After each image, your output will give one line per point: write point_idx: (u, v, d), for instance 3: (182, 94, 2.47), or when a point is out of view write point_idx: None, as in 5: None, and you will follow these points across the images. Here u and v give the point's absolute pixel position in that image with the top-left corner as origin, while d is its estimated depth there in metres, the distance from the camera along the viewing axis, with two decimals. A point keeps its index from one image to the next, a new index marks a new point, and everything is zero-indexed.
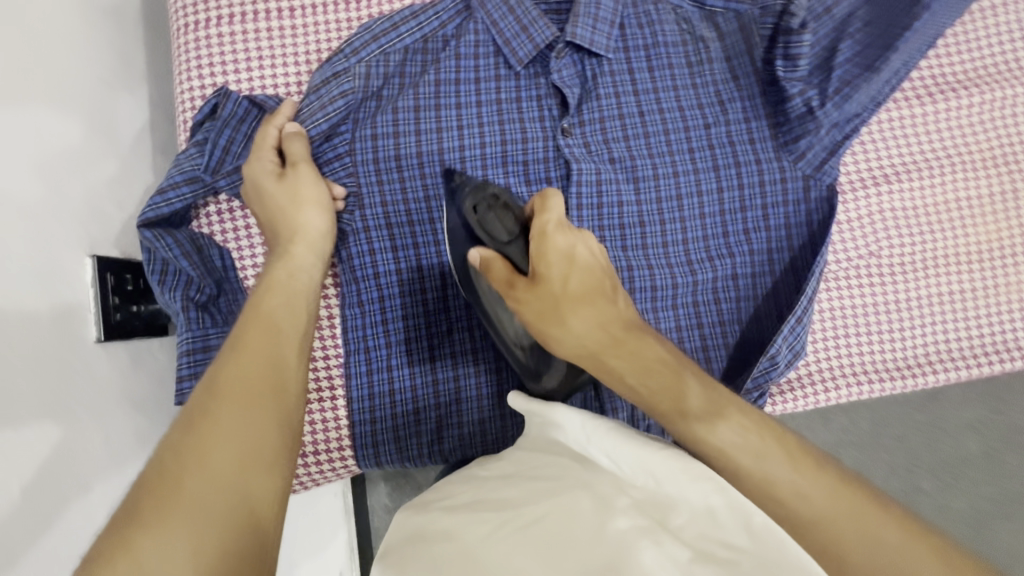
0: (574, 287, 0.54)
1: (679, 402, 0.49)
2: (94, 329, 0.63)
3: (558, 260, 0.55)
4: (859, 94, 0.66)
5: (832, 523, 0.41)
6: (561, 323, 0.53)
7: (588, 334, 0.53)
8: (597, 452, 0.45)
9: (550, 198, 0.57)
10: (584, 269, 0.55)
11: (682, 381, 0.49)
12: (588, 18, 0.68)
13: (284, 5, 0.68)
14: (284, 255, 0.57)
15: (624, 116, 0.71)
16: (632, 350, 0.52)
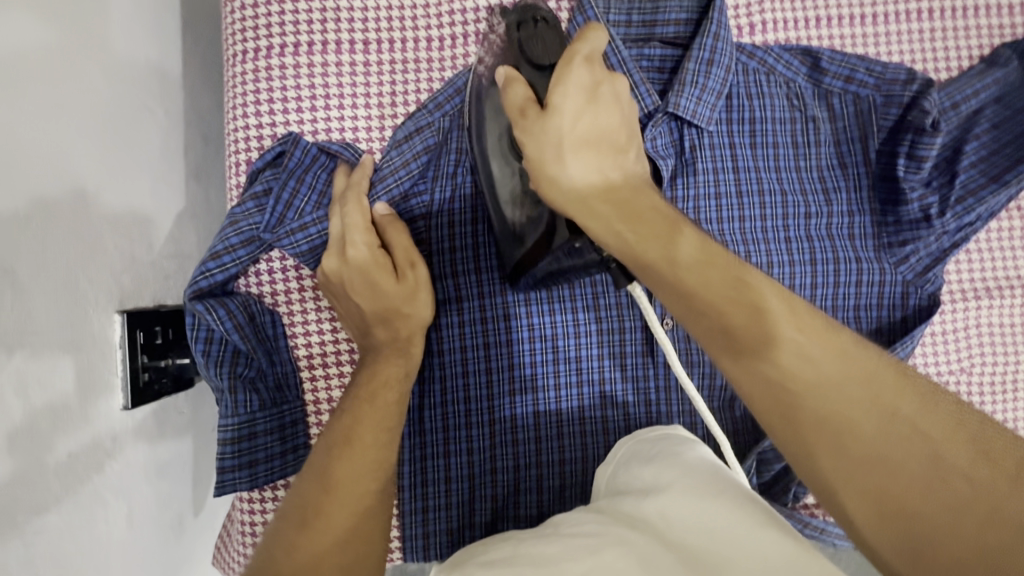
0: (581, 124, 0.47)
1: (669, 250, 0.41)
2: (121, 395, 0.57)
3: (576, 92, 0.47)
4: (982, 207, 0.61)
5: (844, 395, 0.35)
6: (558, 157, 0.46)
7: (589, 168, 0.46)
8: (648, 502, 0.43)
9: (592, 31, 0.48)
10: (604, 111, 0.48)
11: (678, 232, 0.43)
12: (694, 88, 0.61)
13: (357, 36, 0.59)
14: (403, 353, 0.53)
15: (720, 195, 0.65)
16: (626, 198, 0.45)
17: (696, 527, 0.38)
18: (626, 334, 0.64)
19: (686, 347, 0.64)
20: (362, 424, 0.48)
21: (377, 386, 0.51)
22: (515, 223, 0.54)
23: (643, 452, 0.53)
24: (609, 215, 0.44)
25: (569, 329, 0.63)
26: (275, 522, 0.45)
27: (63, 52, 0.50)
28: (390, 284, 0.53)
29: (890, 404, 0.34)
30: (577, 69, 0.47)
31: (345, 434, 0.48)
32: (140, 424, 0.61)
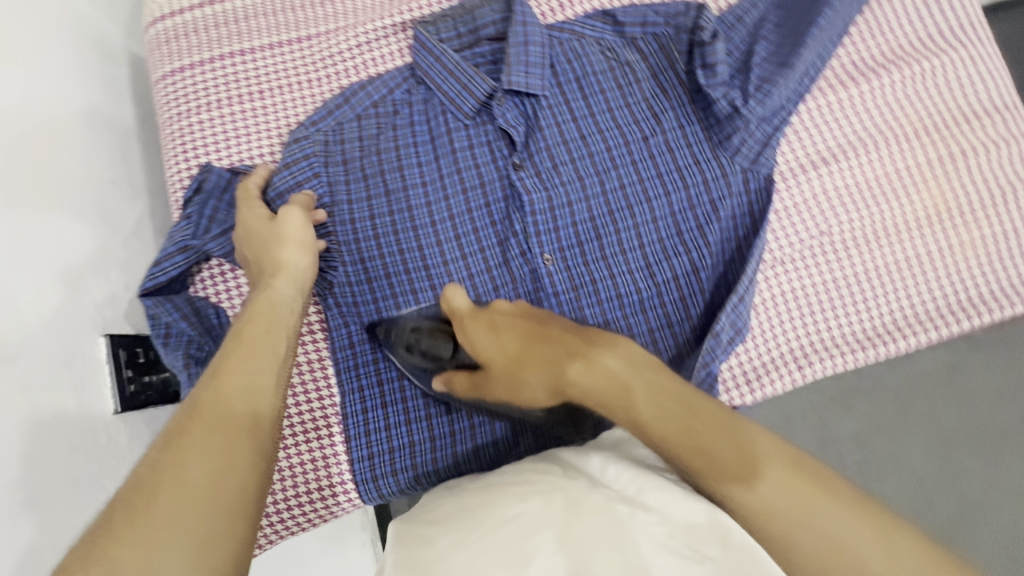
0: (502, 360, 0.59)
1: (632, 411, 0.50)
2: (112, 402, 0.71)
3: (484, 338, 0.60)
4: (778, 89, 0.71)
5: (786, 514, 0.43)
6: (517, 384, 0.58)
7: (541, 375, 0.56)
8: (597, 458, 0.52)
9: (451, 293, 0.62)
10: (515, 332, 0.59)
11: (630, 391, 0.51)
12: (519, 67, 0.74)
13: (252, 90, 0.76)
14: (267, 288, 0.61)
15: (568, 141, 0.76)
16: (588, 368, 0.53)
17: (630, 482, 0.48)
18: (516, 277, 0.75)
19: (569, 274, 0.76)
20: (234, 364, 0.50)
21: (247, 321, 0.56)
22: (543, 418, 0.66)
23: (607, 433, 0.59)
24: (581, 392, 0.53)
25: (464, 274, 0.75)
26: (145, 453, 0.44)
27: (36, 154, 0.69)
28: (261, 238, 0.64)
29: (814, 516, 0.43)
30: (472, 329, 0.61)
31: (217, 370, 0.49)
32: (134, 428, 0.74)
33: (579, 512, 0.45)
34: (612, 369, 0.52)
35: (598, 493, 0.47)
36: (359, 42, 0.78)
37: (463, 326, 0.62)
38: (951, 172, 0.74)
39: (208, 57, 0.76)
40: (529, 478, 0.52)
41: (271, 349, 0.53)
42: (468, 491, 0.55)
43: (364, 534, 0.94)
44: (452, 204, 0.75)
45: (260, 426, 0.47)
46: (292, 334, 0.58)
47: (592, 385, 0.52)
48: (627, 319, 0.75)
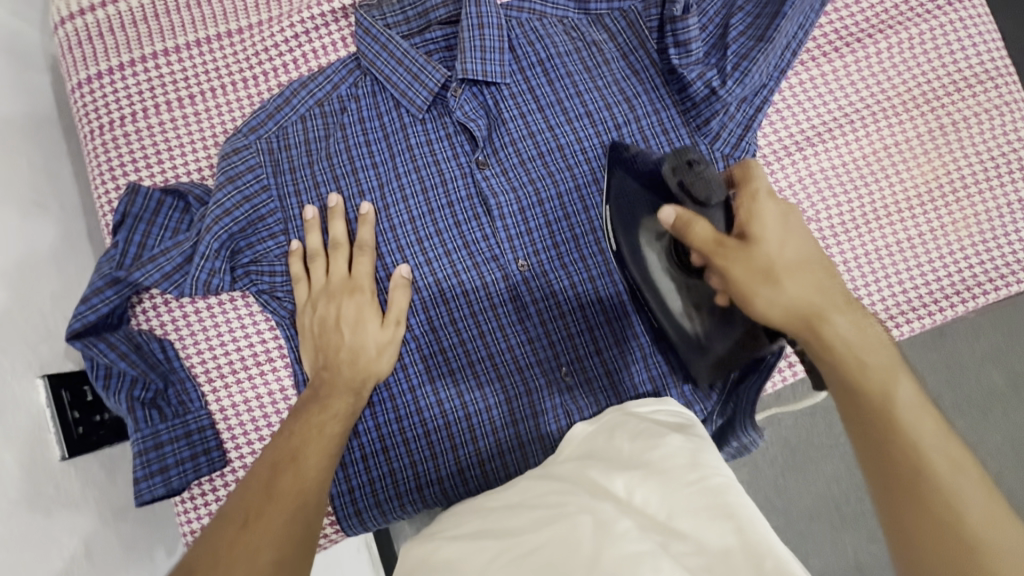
0: (789, 254, 0.52)
1: (829, 322, 0.50)
2: (58, 447, 0.66)
3: (773, 224, 0.53)
4: (757, 66, 0.65)
5: (927, 446, 0.42)
6: (770, 279, 0.51)
7: (804, 292, 0.51)
8: (619, 475, 0.47)
9: (756, 169, 0.56)
10: (800, 242, 0.53)
11: (869, 335, 0.49)
12: (475, 52, 0.67)
13: (183, 95, 0.68)
14: (354, 366, 0.63)
15: (534, 133, 0.70)
16: (817, 282, 0.51)
17: (659, 504, 0.43)
18: (490, 287, 0.69)
19: (548, 281, 0.69)
20: (301, 453, 0.55)
21: (325, 416, 0.59)
22: (696, 333, 0.60)
23: (625, 433, 0.55)
24: (799, 287, 0.51)
25: (431, 280, 0.68)
26: (210, 529, 0.49)
27: None
28: (350, 304, 0.65)
29: (957, 462, 0.41)
30: (764, 203, 0.54)
31: (292, 453, 0.55)
32: (87, 471, 0.69)
33: (609, 537, 0.41)
34: (850, 310, 0.51)
35: (628, 519, 0.42)
36: (297, 32, 0.70)
37: (768, 204, 0.54)
38: (941, 147, 0.70)
39: (130, 59, 0.68)
40: (556, 497, 0.48)
41: (334, 434, 0.58)
42: (491, 506, 0.54)
43: (358, 539, 0.85)
44: (412, 209, 0.68)
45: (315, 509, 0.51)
46: (348, 422, 0.60)
47: (846, 307, 0.51)
48: (613, 326, 0.69)
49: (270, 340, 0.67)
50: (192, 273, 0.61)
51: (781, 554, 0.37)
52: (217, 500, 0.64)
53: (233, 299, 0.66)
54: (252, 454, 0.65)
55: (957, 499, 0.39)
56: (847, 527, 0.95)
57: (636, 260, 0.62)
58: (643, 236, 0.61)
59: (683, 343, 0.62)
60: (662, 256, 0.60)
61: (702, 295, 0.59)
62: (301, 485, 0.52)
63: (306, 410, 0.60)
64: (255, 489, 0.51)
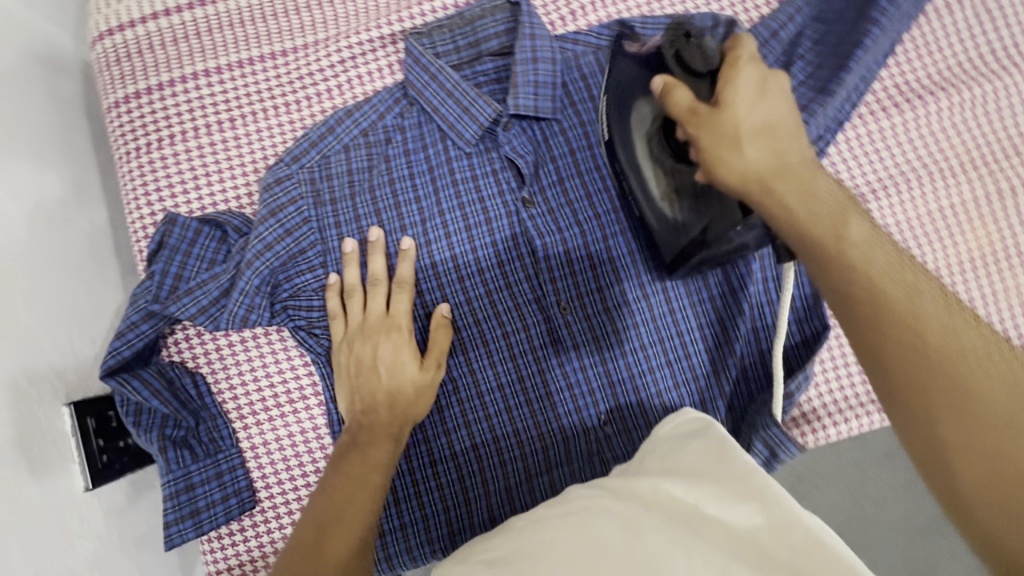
0: (759, 118, 0.50)
1: (792, 192, 0.48)
2: (82, 478, 0.63)
3: (747, 87, 0.51)
4: (816, 118, 0.63)
5: (920, 328, 0.40)
6: (735, 144, 0.50)
7: (763, 157, 0.49)
8: (645, 477, 0.46)
9: (745, 38, 0.52)
10: (772, 104, 0.51)
11: (846, 211, 0.47)
12: (528, 87, 0.65)
13: (223, 118, 0.66)
14: (389, 408, 0.60)
15: (583, 172, 0.68)
16: (781, 151, 0.50)
17: (687, 494, 0.42)
18: (530, 329, 0.67)
19: (589, 326, 0.67)
20: (343, 513, 0.54)
21: (366, 462, 0.56)
22: (676, 217, 0.56)
23: (651, 448, 0.53)
24: (758, 151, 0.49)
25: (470, 320, 0.66)
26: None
27: None
28: (388, 342, 0.62)
29: (952, 350, 0.39)
30: (744, 69, 0.51)
31: (337, 511, 0.54)
32: (109, 500, 0.67)
33: (642, 534, 0.40)
34: (801, 166, 0.49)
35: (653, 513, 0.41)
36: (343, 57, 0.67)
37: (746, 70, 0.51)
38: (998, 211, 0.68)
39: (170, 78, 0.66)
40: (583, 505, 0.45)
41: (377, 486, 0.56)
42: (517, 525, 0.48)
43: None
44: (455, 246, 0.66)
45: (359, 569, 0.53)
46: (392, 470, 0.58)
47: (798, 167, 0.49)
48: (654, 375, 0.67)
49: (304, 376, 0.64)
50: (230, 308, 0.58)
51: (811, 526, 0.37)
52: (245, 538, 0.63)
53: (268, 333, 0.64)
54: (281, 497, 0.63)
55: (946, 335, 0.40)
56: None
57: (622, 144, 0.58)
58: (631, 119, 0.57)
59: (661, 230, 0.58)
60: (648, 143, 0.57)
61: (683, 181, 0.55)
62: (346, 547, 0.52)
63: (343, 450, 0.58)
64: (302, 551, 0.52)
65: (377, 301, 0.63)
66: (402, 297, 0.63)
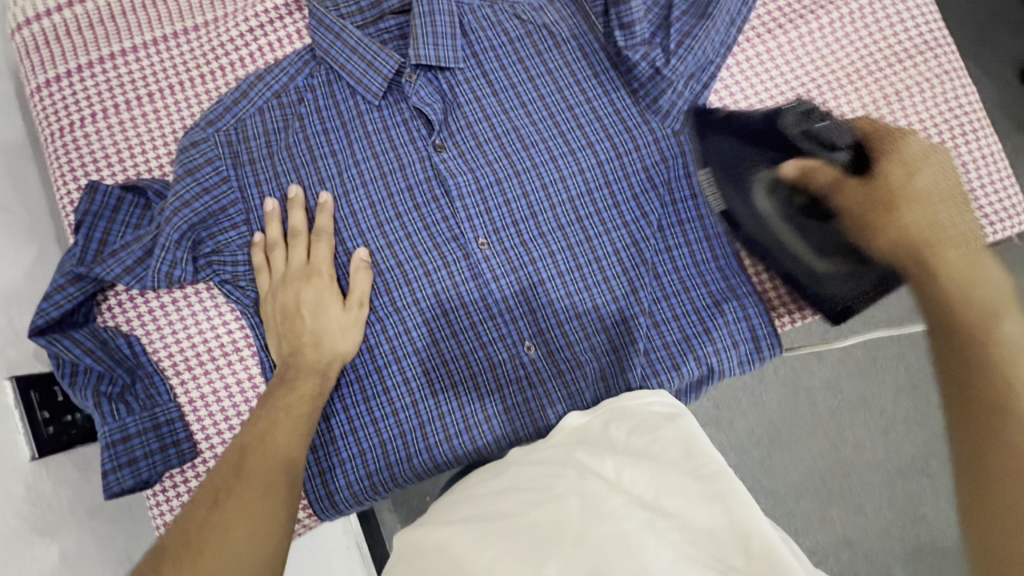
0: (915, 188, 0.65)
1: (937, 252, 0.61)
2: (27, 448, 0.65)
3: (899, 168, 0.66)
4: (698, 44, 0.68)
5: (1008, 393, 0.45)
6: (889, 210, 0.64)
7: (918, 220, 0.63)
8: (609, 456, 0.47)
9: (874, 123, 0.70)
10: (932, 176, 0.67)
11: (1004, 309, 0.53)
12: (427, 38, 0.68)
13: (141, 93, 0.69)
14: (315, 347, 0.64)
15: (490, 117, 0.70)
16: (925, 210, 0.63)
17: (649, 485, 0.43)
18: (451, 267, 0.69)
19: (508, 259, 0.69)
20: (266, 437, 0.58)
21: (293, 399, 0.61)
22: (838, 275, 0.68)
23: (619, 423, 0.52)
24: (914, 219, 0.63)
25: (392, 262, 0.68)
26: (188, 508, 0.55)
27: None
28: (310, 289, 0.65)
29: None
30: (906, 145, 0.67)
31: (260, 436, 0.58)
32: (59, 470, 0.69)
33: (598, 513, 0.41)
34: (970, 243, 0.61)
35: (614, 498, 0.42)
36: (251, 26, 0.71)
37: (905, 144, 0.67)
38: (886, 116, 0.72)
39: (87, 61, 0.69)
40: (543, 480, 0.47)
41: (304, 413, 0.61)
42: (482, 492, 0.50)
43: (348, 537, 0.91)
44: (372, 193, 0.68)
45: (279, 501, 0.54)
46: (316, 402, 0.62)
47: (923, 232, 0.62)
48: (574, 301, 0.69)
49: (237, 329, 0.67)
50: (153, 266, 0.62)
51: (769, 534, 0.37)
52: (190, 491, 0.65)
53: (198, 292, 0.67)
54: (222, 445, 0.66)
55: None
56: (835, 505, 0.94)
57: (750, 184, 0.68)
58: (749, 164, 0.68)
59: (831, 280, 0.68)
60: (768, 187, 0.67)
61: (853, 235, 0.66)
62: (267, 466, 0.56)
63: (273, 389, 0.62)
64: (223, 472, 0.56)
65: (298, 250, 0.66)
66: (324, 244, 0.67)
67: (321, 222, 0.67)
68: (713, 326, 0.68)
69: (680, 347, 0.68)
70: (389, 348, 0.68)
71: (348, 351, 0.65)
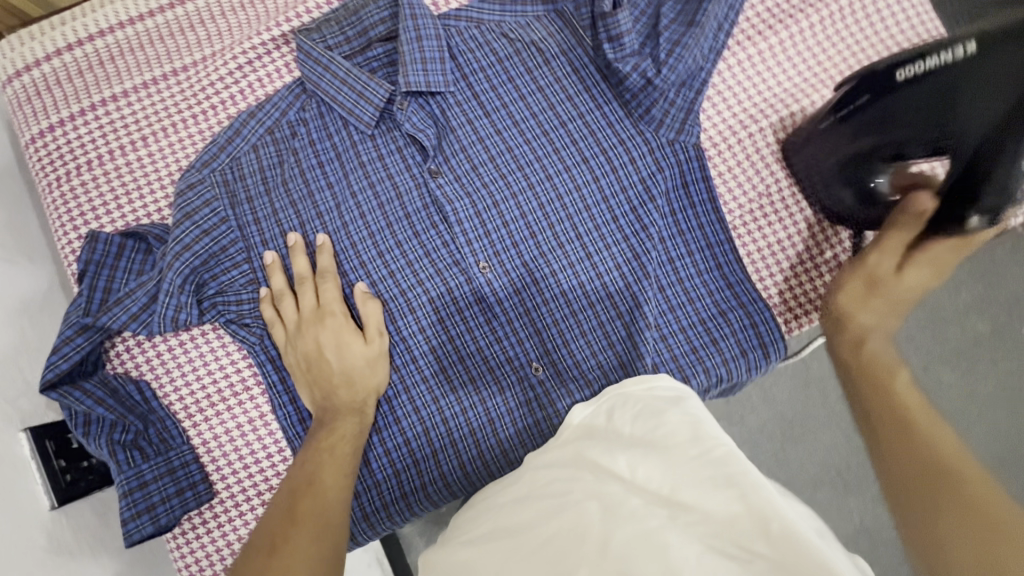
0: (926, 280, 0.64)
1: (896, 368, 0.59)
2: (47, 498, 0.66)
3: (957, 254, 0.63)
4: (689, 52, 0.68)
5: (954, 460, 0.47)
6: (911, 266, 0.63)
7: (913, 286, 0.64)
8: (620, 452, 0.46)
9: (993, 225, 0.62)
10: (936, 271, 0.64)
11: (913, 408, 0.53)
12: (416, 65, 0.68)
13: (135, 137, 0.69)
14: (336, 391, 0.64)
15: (483, 139, 0.70)
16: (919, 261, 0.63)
17: (663, 477, 0.42)
18: (454, 291, 0.69)
19: (511, 281, 0.69)
20: (312, 480, 0.58)
21: (335, 438, 0.62)
22: (840, 193, 0.67)
23: (623, 410, 0.51)
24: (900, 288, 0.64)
25: (395, 291, 0.68)
26: (244, 555, 0.54)
27: None
28: (327, 329, 0.65)
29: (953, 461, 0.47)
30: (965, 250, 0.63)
31: (307, 478, 0.59)
32: (78, 518, 0.69)
33: (619, 519, 0.41)
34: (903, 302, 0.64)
35: (632, 499, 0.42)
36: (240, 62, 0.70)
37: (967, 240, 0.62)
38: None
39: (79, 109, 0.69)
40: (560, 485, 0.46)
41: (345, 455, 0.61)
42: (502, 501, 0.50)
43: (369, 555, 0.92)
44: (370, 223, 0.68)
45: (332, 544, 0.54)
46: (358, 442, 0.63)
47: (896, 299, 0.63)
48: (578, 319, 0.69)
49: (246, 368, 0.68)
50: (158, 311, 0.62)
51: (786, 517, 0.37)
52: (209, 533, 0.65)
53: (205, 333, 0.67)
54: (238, 485, 0.66)
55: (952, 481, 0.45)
56: (854, 499, 0.94)
57: (906, 109, 0.59)
58: (935, 87, 0.57)
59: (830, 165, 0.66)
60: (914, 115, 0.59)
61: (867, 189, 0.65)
62: (317, 510, 0.56)
63: (315, 433, 0.63)
64: (276, 517, 0.56)
65: (308, 294, 0.66)
66: (332, 285, 0.66)
67: (325, 260, 0.67)
68: (720, 337, 0.68)
69: (688, 358, 0.68)
70: (395, 377, 0.68)
71: (381, 383, 0.66)
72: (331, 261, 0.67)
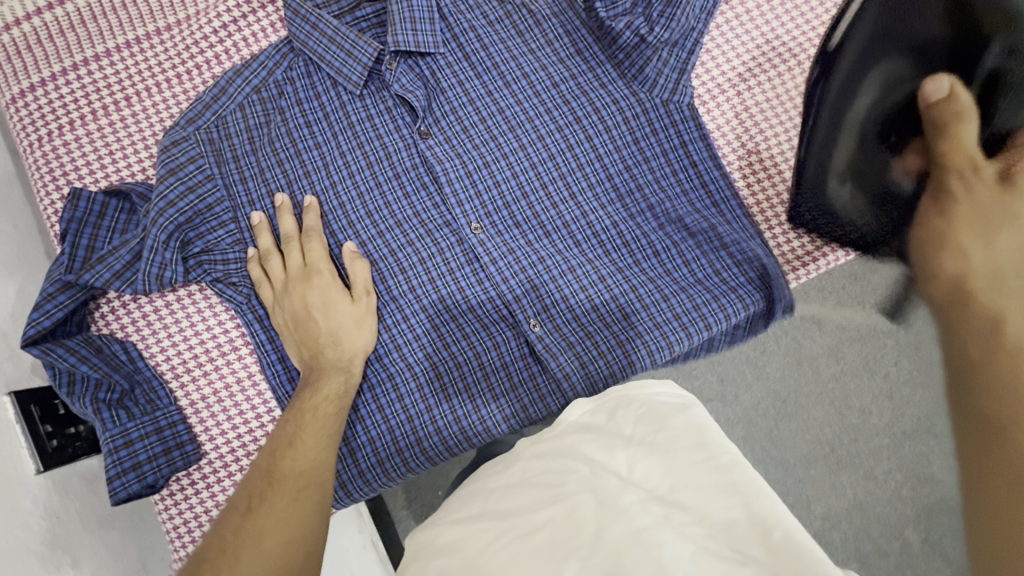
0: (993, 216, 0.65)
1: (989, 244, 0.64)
2: (32, 461, 0.65)
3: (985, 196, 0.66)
4: (682, 10, 0.67)
5: None
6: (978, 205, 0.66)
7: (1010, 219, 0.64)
8: (619, 448, 0.45)
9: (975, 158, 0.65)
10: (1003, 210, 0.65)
11: None
12: (405, 24, 0.66)
13: (118, 97, 0.68)
14: (323, 351, 0.64)
15: (474, 100, 0.69)
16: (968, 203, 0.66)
17: (662, 478, 0.42)
18: (445, 253, 0.68)
19: (502, 241, 0.68)
20: (297, 440, 0.58)
21: (320, 401, 0.61)
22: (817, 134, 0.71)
23: (625, 410, 0.49)
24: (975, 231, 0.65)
25: (384, 251, 0.68)
26: (223, 515, 0.54)
27: None
28: (313, 289, 0.65)
29: None
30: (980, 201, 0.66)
31: (290, 440, 0.58)
32: (65, 482, 0.68)
33: (614, 514, 0.40)
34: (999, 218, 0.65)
35: (628, 494, 0.41)
36: (224, 22, 0.70)
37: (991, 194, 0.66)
38: None
39: (60, 69, 0.68)
40: (553, 475, 0.44)
41: (331, 416, 0.61)
42: (493, 487, 0.48)
43: (363, 534, 0.90)
44: (359, 183, 0.67)
45: (313, 506, 0.53)
46: (343, 400, 0.62)
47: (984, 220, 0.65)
48: (570, 278, 0.68)
49: (232, 329, 0.67)
50: (143, 269, 0.61)
51: (788, 527, 0.37)
52: (197, 494, 0.65)
53: (192, 293, 0.67)
54: (226, 446, 0.66)
55: None
56: (845, 470, 0.94)
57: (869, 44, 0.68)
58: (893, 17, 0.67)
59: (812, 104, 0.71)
60: (887, 96, 0.67)
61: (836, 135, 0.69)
62: (301, 471, 0.56)
63: (299, 396, 0.62)
64: (258, 479, 0.56)
65: (293, 253, 0.65)
66: (319, 241, 0.66)
67: (312, 219, 0.66)
68: (721, 295, 0.67)
69: (691, 316, 0.67)
70: (384, 336, 0.68)
71: (369, 342, 0.65)
72: (317, 218, 0.66)
